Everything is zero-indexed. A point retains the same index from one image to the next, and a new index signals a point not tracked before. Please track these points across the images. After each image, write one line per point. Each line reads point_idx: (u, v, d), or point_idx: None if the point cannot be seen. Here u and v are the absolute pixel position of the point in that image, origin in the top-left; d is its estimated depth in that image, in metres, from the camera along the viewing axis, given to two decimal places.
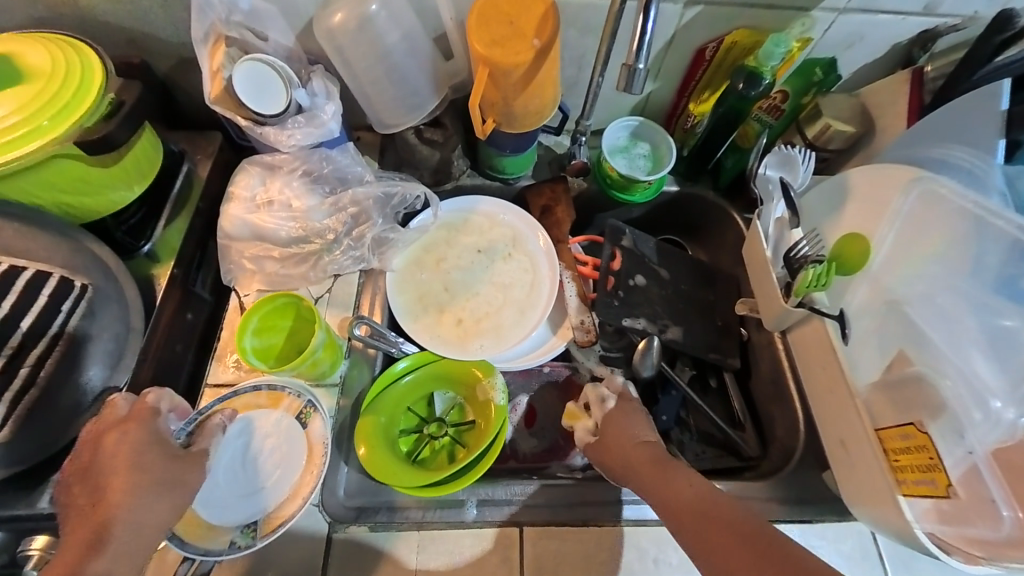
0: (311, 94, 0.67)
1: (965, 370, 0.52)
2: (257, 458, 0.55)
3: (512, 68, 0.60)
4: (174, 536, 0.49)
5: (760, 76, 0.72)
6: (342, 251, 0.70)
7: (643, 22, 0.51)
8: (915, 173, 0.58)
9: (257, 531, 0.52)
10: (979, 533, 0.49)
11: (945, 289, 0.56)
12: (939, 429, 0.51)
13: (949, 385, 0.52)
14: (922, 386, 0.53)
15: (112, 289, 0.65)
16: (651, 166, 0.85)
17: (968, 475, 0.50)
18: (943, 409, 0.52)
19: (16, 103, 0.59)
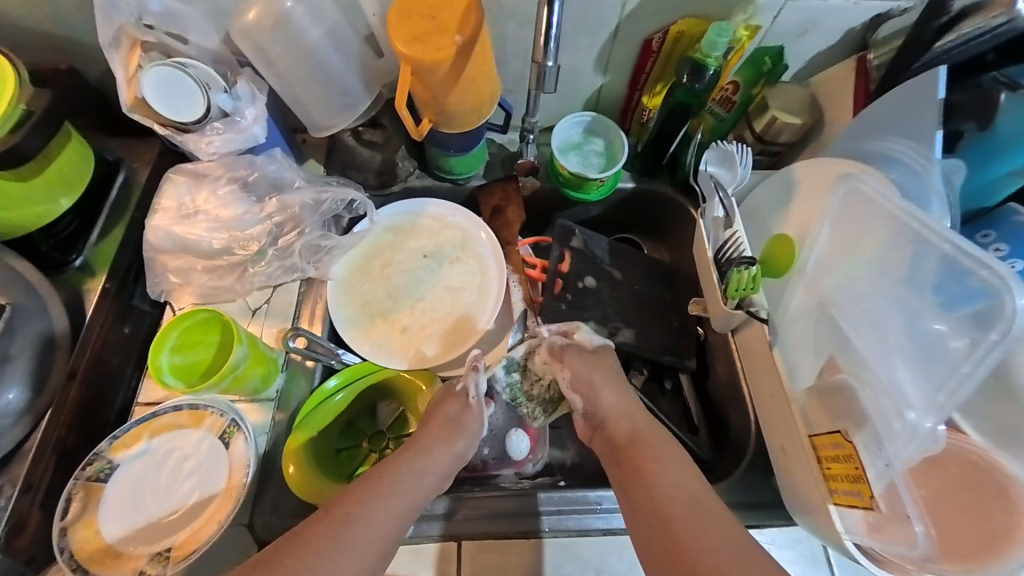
0: (234, 97, 0.63)
1: (888, 381, 0.49)
2: (170, 481, 0.53)
3: (435, 65, 0.58)
4: (77, 565, 0.49)
5: (705, 67, 0.69)
6: (267, 262, 0.68)
7: (550, 13, 0.49)
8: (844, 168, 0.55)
9: (168, 557, 0.50)
10: (903, 551, 0.48)
11: (872, 293, 0.52)
12: (863, 440, 0.49)
13: (870, 397, 0.49)
14: (846, 395, 0.52)
15: (35, 304, 0.64)
16: (605, 164, 0.83)
17: (891, 489, 0.48)
18: (865, 421, 0.50)
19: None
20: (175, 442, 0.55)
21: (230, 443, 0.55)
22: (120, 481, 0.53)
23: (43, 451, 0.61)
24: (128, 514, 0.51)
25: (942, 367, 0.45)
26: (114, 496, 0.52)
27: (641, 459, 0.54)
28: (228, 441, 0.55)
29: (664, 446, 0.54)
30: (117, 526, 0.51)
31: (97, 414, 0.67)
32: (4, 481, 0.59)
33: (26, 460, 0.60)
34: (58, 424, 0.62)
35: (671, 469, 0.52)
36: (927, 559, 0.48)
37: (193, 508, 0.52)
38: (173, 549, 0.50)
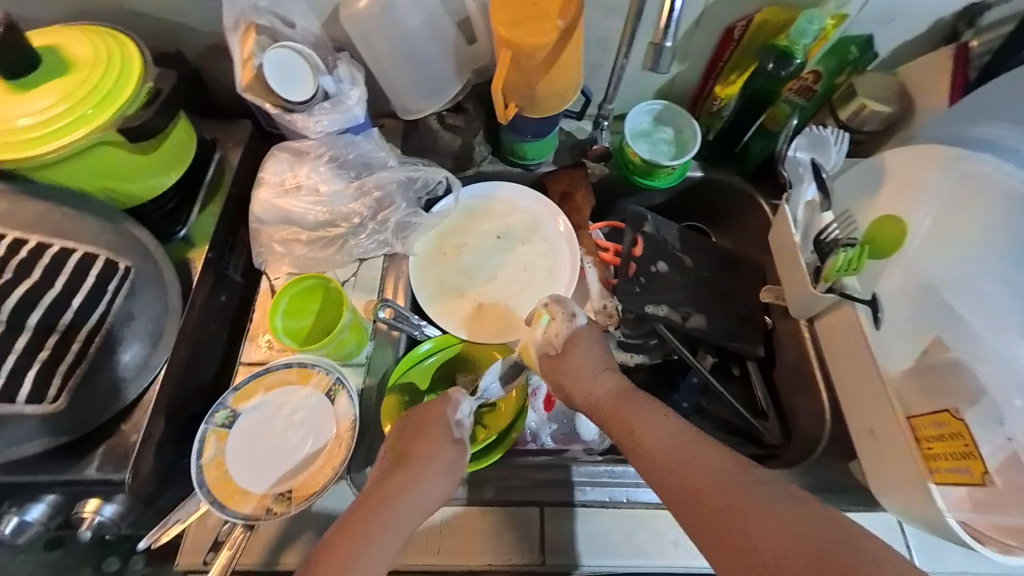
0: (336, 79, 0.68)
1: (1008, 357, 0.53)
2: (285, 431, 0.58)
3: (536, 49, 0.60)
4: (213, 501, 0.53)
5: (791, 55, 0.70)
6: (366, 235, 0.72)
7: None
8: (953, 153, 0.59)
9: (291, 498, 0.54)
10: (1012, 523, 0.49)
11: (982, 273, 0.57)
12: (975, 416, 0.51)
13: (987, 372, 0.52)
14: (959, 371, 0.53)
15: (153, 272, 0.68)
16: (675, 151, 0.85)
17: (1006, 463, 0.49)
18: (981, 396, 0.51)
19: (61, 93, 0.62)
20: (286, 396, 0.59)
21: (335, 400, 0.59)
22: (239, 430, 0.57)
23: (157, 405, 0.64)
24: (249, 459, 0.56)
25: None
26: (234, 443, 0.57)
27: (617, 413, 0.56)
28: (333, 398, 0.59)
29: (642, 404, 0.56)
30: (240, 469, 0.55)
31: (198, 373, 0.72)
32: (124, 432, 0.62)
33: (146, 410, 0.64)
34: (168, 383, 0.66)
35: (657, 421, 0.53)
36: None
37: (306, 457, 0.56)
38: (295, 492, 0.55)
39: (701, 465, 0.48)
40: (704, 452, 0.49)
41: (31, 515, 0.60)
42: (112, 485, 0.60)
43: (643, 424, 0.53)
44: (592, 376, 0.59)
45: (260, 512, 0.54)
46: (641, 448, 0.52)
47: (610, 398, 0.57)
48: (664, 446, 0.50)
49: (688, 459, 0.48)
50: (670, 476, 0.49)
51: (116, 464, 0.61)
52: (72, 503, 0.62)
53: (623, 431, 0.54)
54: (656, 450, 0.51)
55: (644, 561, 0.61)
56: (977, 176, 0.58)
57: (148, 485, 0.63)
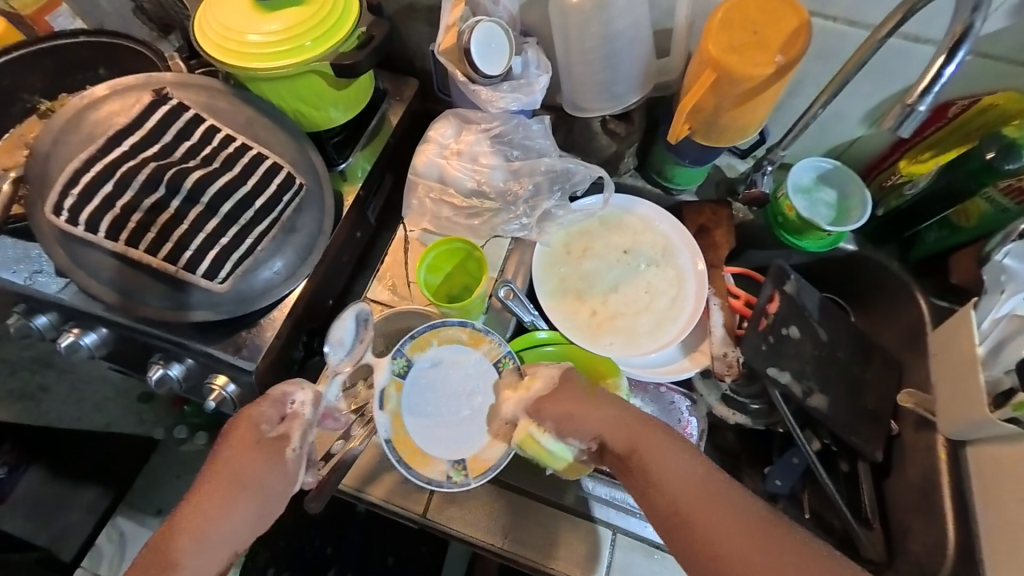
0: (525, 62, 0.71)
1: None
2: (461, 395, 0.63)
3: (745, 79, 0.59)
4: (401, 458, 0.59)
5: (1022, 150, 0.62)
6: (511, 213, 0.75)
7: (943, 63, 0.48)
8: None
9: (467, 470, 0.60)
10: None
11: None
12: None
13: None
14: None
15: (318, 193, 0.75)
16: (834, 217, 0.79)
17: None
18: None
19: (290, 21, 0.69)
20: (455, 356, 0.64)
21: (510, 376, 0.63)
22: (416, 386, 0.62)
23: (292, 311, 0.72)
24: (423, 419, 0.61)
25: None
26: (415, 396, 0.62)
27: (646, 454, 0.51)
28: (498, 369, 0.63)
29: (669, 442, 0.52)
30: (418, 432, 0.61)
31: (324, 294, 0.79)
32: (264, 324, 0.71)
33: (283, 313, 0.71)
34: (303, 295, 0.73)
35: (681, 467, 0.50)
36: None
37: (473, 427, 0.62)
38: (470, 464, 0.61)
39: (731, 524, 0.46)
40: (728, 503, 0.47)
41: (175, 370, 0.71)
42: (244, 369, 0.68)
43: (665, 469, 0.50)
44: (601, 415, 0.55)
45: (441, 477, 0.60)
46: (669, 501, 0.48)
47: (630, 434, 0.53)
48: (691, 499, 0.48)
49: (720, 512, 0.47)
50: (704, 541, 0.46)
51: (251, 351, 0.69)
52: (206, 374, 0.71)
53: (646, 481, 0.50)
54: (679, 501, 0.48)
55: None
56: None
57: (267, 376, 0.71)
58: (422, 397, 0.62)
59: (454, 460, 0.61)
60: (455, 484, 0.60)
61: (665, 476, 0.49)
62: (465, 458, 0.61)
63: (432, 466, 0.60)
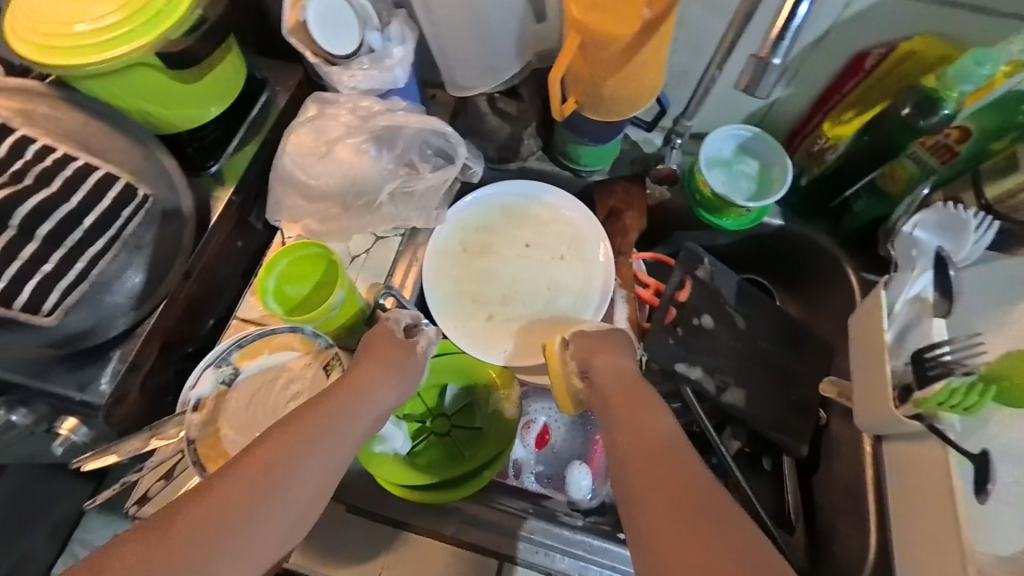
0: (385, 38, 0.63)
1: None
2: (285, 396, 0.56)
3: (609, 40, 0.51)
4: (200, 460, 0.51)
5: (940, 103, 0.55)
6: (380, 212, 0.67)
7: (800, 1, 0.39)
8: None
9: None
10: None
11: None
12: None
13: None
14: None
15: (172, 202, 0.66)
16: (756, 190, 0.71)
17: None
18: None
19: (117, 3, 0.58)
20: (287, 363, 0.57)
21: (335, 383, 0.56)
22: (243, 391, 0.55)
23: (150, 338, 0.65)
24: (239, 416, 0.55)
25: None
26: (238, 402, 0.55)
27: (627, 404, 0.51)
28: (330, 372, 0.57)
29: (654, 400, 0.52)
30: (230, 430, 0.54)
31: (200, 316, 0.73)
32: (115, 357, 0.63)
33: (138, 342, 0.64)
34: (164, 318, 0.66)
35: (660, 415, 0.50)
36: None
37: None
38: None
39: (676, 468, 0.44)
40: (686, 458, 0.45)
41: (17, 416, 0.62)
42: (91, 408, 0.61)
43: (655, 418, 0.49)
44: (618, 363, 0.56)
45: None
46: (640, 437, 0.47)
47: (622, 383, 0.53)
48: (660, 439, 0.47)
49: (687, 460, 0.44)
50: (648, 465, 0.45)
51: (100, 388, 0.61)
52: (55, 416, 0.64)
53: (628, 423, 0.49)
54: (639, 444, 0.47)
55: None
56: None
57: (127, 412, 0.65)
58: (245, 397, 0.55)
59: None
60: None
61: (649, 419, 0.49)
62: None
63: None
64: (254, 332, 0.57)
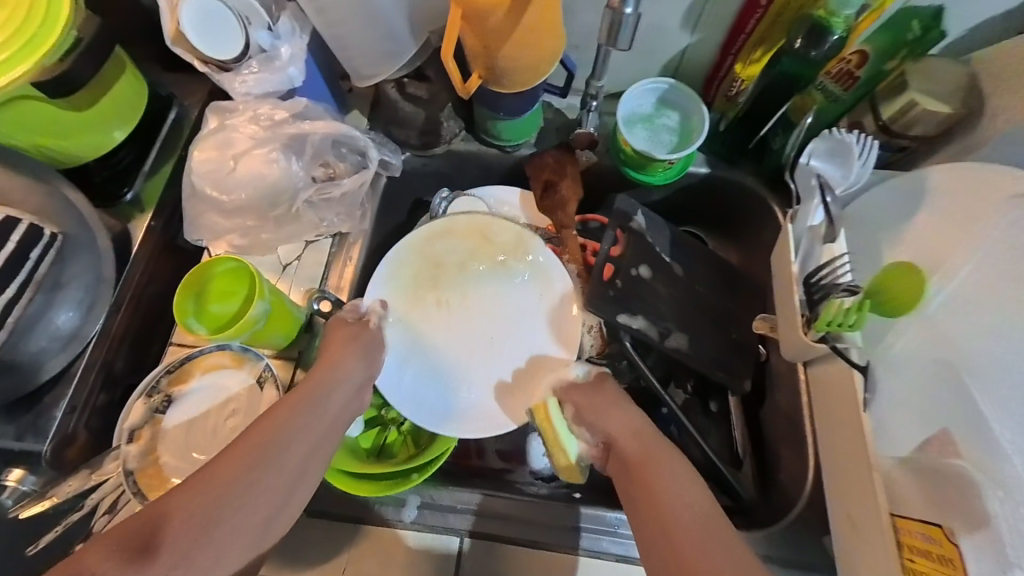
0: (276, 35, 0.59)
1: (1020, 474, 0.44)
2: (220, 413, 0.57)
3: (491, 10, 0.49)
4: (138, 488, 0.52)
5: (828, 30, 0.55)
6: (300, 219, 0.67)
7: None
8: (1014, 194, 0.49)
9: None
10: None
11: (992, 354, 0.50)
12: (974, 548, 0.42)
13: (999, 502, 0.43)
14: (967, 490, 0.44)
15: (86, 237, 0.66)
16: (678, 143, 0.70)
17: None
18: (989, 527, 0.42)
19: None
20: (221, 381, 0.57)
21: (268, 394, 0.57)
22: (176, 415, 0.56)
23: (85, 377, 0.66)
24: (175, 440, 0.55)
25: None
26: (174, 426, 0.56)
27: (647, 469, 0.50)
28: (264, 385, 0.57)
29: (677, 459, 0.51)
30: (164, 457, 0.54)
31: (146, 343, 0.73)
32: (51, 401, 0.64)
33: (72, 383, 0.65)
34: (100, 352, 0.67)
35: (684, 482, 0.48)
36: None
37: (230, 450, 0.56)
38: None
39: (711, 548, 0.43)
40: (717, 537, 0.43)
41: None
42: (35, 454, 0.63)
43: (668, 483, 0.48)
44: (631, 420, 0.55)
45: None
46: (664, 514, 0.46)
47: (639, 445, 0.52)
48: (694, 515, 0.46)
49: (710, 544, 0.43)
50: (673, 537, 0.45)
51: (38, 434, 0.63)
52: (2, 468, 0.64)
53: (647, 495, 0.48)
54: (668, 513, 0.46)
55: None
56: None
57: (74, 450, 0.65)
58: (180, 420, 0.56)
59: None
60: None
61: (672, 491, 0.48)
62: None
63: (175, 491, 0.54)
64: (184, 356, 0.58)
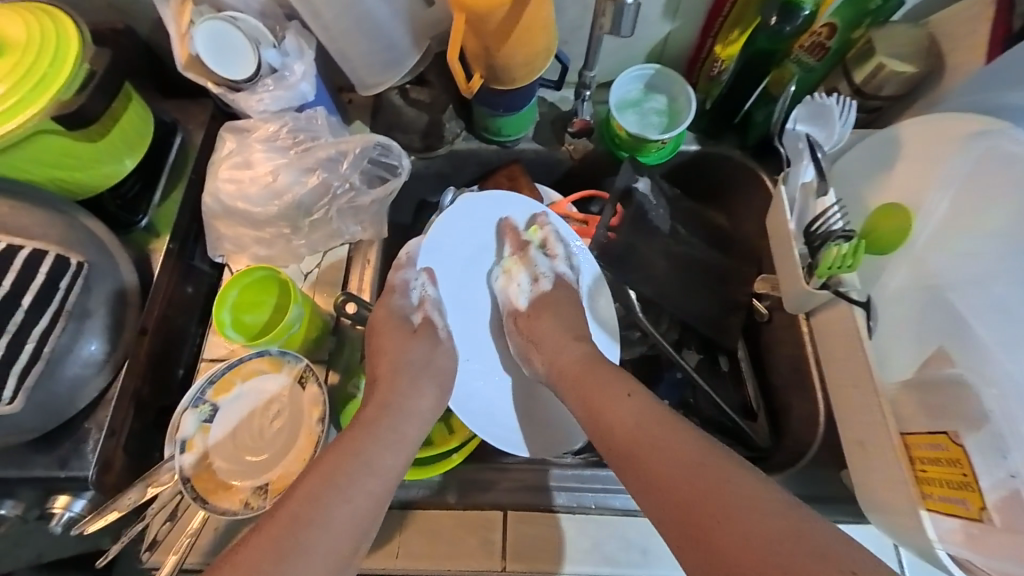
0: (282, 53, 0.62)
1: (1016, 375, 0.47)
2: (263, 418, 0.59)
3: (492, 11, 0.53)
4: (196, 494, 0.54)
5: (798, 7, 0.59)
6: (313, 230, 0.69)
7: None
8: (980, 127, 0.53)
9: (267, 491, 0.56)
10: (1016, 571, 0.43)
11: (992, 274, 0.52)
12: (977, 444, 0.46)
13: (993, 397, 0.47)
14: (958, 390, 0.49)
15: (109, 264, 0.67)
16: (667, 123, 0.74)
17: (1010, 501, 0.44)
18: (983, 422, 0.46)
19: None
20: (261, 386, 0.60)
21: (310, 393, 0.59)
22: (224, 422, 0.58)
23: (122, 400, 0.65)
24: (225, 446, 0.57)
25: None
26: (223, 433, 0.58)
27: (592, 392, 0.58)
28: (304, 385, 0.60)
29: (607, 376, 0.59)
30: (218, 464, 0.57)
31: (167, 367, 0.73)
32: (90, 428, 0.64)
33: (109, 407, 0.64)
34: (133, 375, 0.67)
35: (620, 399, 0.56)
36: None
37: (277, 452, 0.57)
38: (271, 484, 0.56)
39: (670, 458, 0.49)
40: (664, 436, 0.51)
41: (4, 509, 0.61)
42: (80, 481, 0.62)
43: (620, 407, 0.55)
44: (558, 354, 0.63)
45: (238, 505, 0.55)
46: (609, 431, 0.55)
47: (578, 369, 0.61)
48: (630, 425, 0.54)
49: (665, 457, 0.50)
50: (640, 457, 0.51)
51: (82, 460, 0.62)
52: (44, 499, 0.63)
53: (601, 421, 0.56)
54: (620, 425, 0.54)
55: (614, 570, 0.59)
56: (1004, 156, 0.51)
57: (116, 476, 0.65)
58: (227, 428, 0.58)
59: (253, 483, 0.56)
60: (252, 510, 0.55)
61: (612, 413, 0.55)
62: (265, 478, 0.56)
63: (230, 495, 0.55)
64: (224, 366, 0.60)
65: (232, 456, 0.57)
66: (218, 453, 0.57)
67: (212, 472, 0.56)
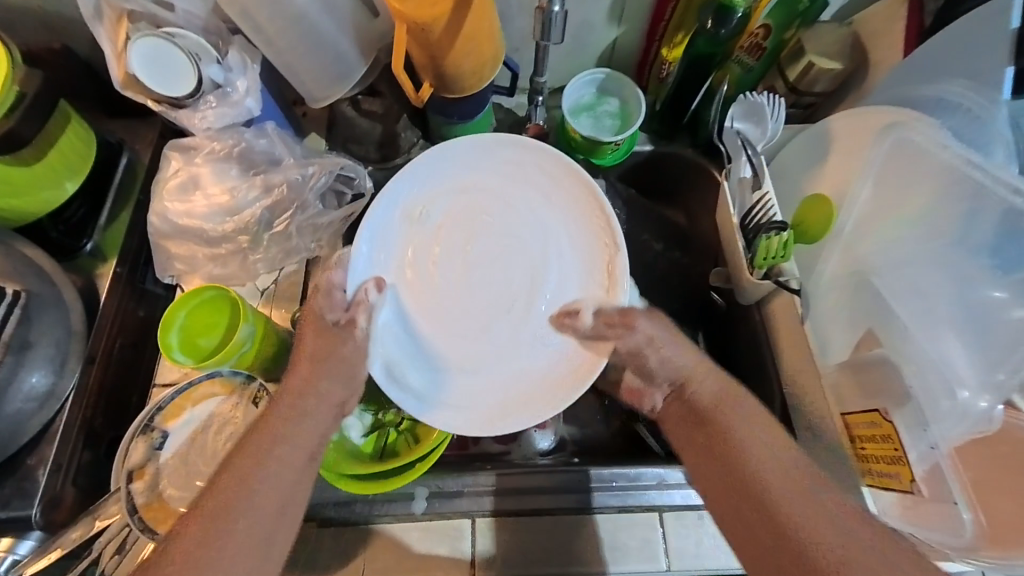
0: (225, 69, 0.61)
1: (940, 356, 0.50)
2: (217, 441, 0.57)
3: (431, 22, 0.53)
4: (144, 524, 0.52)
5: (731, 9, 0.60)
6: (268, 248, 0.67)
7: None
8: (893, 119, 0.57)
9: None
10: (942, 537, 0.49)
11: (915, 259, 0.54)
12: (903, 420, 0.51)
13: (914, 374, 0.51)
14: (885, 369, 0.53)
15: (50, 293, 0.64)
16: (620, 126, 0.75)
17: (934, 472, 0.49)
18: (907, 399, 0.51)
19: None
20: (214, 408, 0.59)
21: None
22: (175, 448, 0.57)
23: (68, 435, 0.62)
24: (176, 474, 0.55)
25: (999, 339, 0.47)
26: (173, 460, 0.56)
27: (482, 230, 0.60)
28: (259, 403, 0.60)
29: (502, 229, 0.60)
30: (168, 493, 0.55)
31: (121, 396, 0.69)
32: (34, 464, 0.61)
33: (54, 442, 0.62)
34: (81, 406, 0.64)
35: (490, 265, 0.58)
36: (968, 546, 0.48)
37: None
38: None
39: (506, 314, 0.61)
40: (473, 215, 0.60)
41: None
42: (23, 522, 0.59)
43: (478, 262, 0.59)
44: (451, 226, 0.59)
45: None
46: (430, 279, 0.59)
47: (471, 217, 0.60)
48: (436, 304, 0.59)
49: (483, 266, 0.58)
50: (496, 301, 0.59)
51: (23, 500, 0.60)
52: None
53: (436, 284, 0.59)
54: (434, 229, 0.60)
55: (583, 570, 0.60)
56: (913, 148, 0.55)
57: (64, 513, 0.62)
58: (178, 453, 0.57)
59: None
60: None
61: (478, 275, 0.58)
62: None
63: None
64: (173, 391, 0.59)
65: (183, 483, 0.55)
66: (166, 482, 0.55)
67: (163, 501, 0.54)
